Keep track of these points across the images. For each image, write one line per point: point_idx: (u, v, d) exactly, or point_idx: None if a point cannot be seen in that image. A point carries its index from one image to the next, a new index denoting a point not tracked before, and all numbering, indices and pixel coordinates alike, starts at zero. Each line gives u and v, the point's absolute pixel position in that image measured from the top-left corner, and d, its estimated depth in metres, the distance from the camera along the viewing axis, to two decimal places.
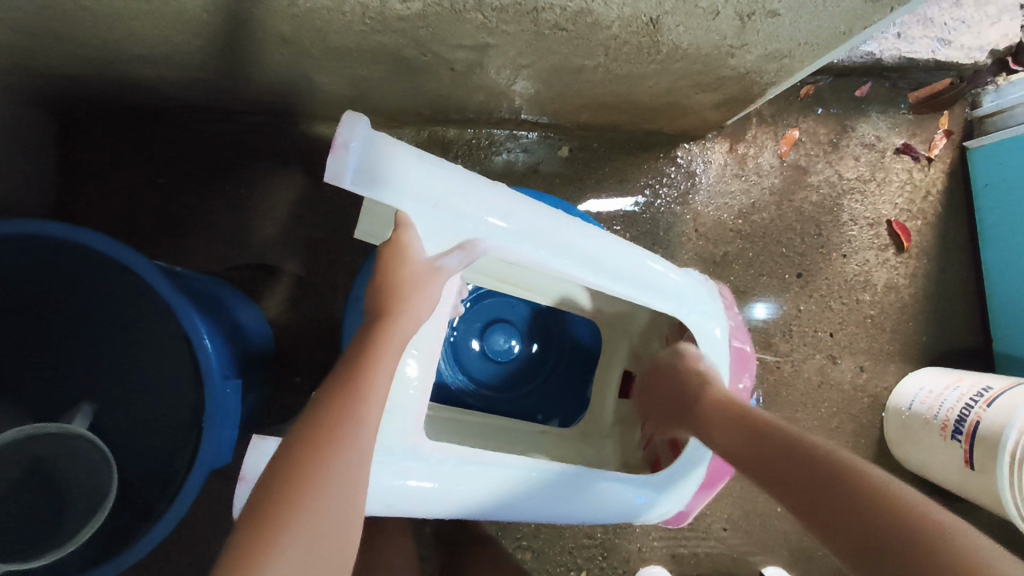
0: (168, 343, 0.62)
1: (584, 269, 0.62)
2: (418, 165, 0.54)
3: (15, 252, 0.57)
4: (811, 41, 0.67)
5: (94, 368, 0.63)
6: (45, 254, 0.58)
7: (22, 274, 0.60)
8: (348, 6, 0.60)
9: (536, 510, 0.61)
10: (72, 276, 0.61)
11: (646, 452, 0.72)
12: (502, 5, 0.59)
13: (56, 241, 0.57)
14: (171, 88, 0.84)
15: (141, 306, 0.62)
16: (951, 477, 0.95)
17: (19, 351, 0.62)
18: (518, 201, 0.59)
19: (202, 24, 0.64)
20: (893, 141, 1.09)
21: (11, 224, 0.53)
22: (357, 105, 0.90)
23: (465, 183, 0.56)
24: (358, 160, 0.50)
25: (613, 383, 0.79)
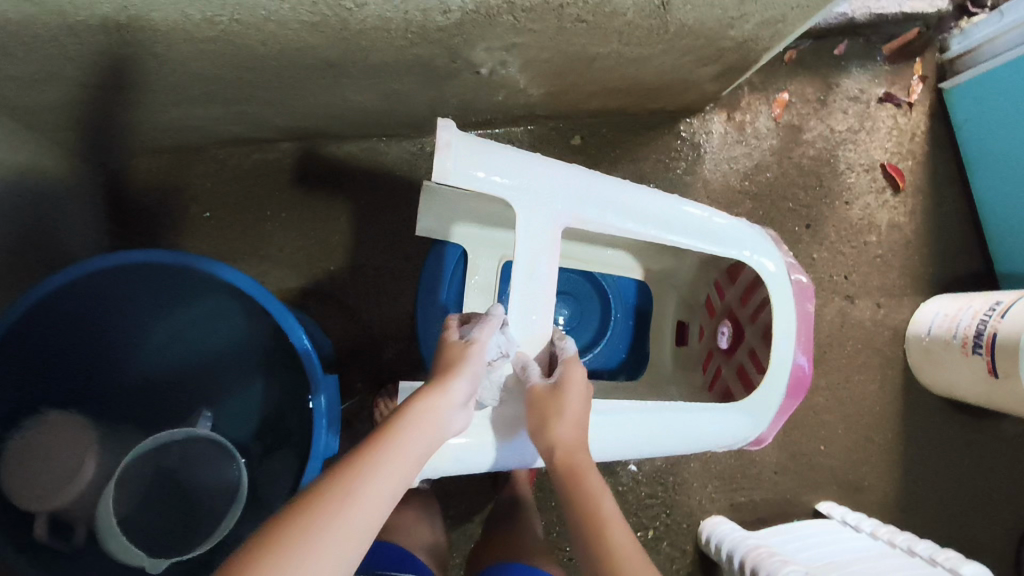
0: (274, 347, 0.71)
1: (648, 226, 0.68)
2: (502, 155, 0.62)
3: (131, 279, 0.66)
4: (801, 5, 0.75)
5: (212, 367, 0.76)
6: (156, 279, 0.67)
7: (142, 294, 0.69)
8: (393, 24, 0.65)
9: (639, 446, 0.66)
10: (187, 290, 0.69)
11: (716, 389, 0.79)
12: (532, 6, 0.66)
13: (173, 265, 0.65)
14: (214, 126, 0.90)
15: (247, 317, 0.70)
16: (977, 391, 1.03)
17: (144, 359, 0.74)
18: (578, 172, 0.66)
19: (259, 58, 0.70)
20: (875, 92, 1.17)
21: (139, 254, 0.62)
22: (385, 121, 0.96)
23: (533, 165, 0.63)
24: (452, 158, 0.58)
25: (668, 334, 0.88)
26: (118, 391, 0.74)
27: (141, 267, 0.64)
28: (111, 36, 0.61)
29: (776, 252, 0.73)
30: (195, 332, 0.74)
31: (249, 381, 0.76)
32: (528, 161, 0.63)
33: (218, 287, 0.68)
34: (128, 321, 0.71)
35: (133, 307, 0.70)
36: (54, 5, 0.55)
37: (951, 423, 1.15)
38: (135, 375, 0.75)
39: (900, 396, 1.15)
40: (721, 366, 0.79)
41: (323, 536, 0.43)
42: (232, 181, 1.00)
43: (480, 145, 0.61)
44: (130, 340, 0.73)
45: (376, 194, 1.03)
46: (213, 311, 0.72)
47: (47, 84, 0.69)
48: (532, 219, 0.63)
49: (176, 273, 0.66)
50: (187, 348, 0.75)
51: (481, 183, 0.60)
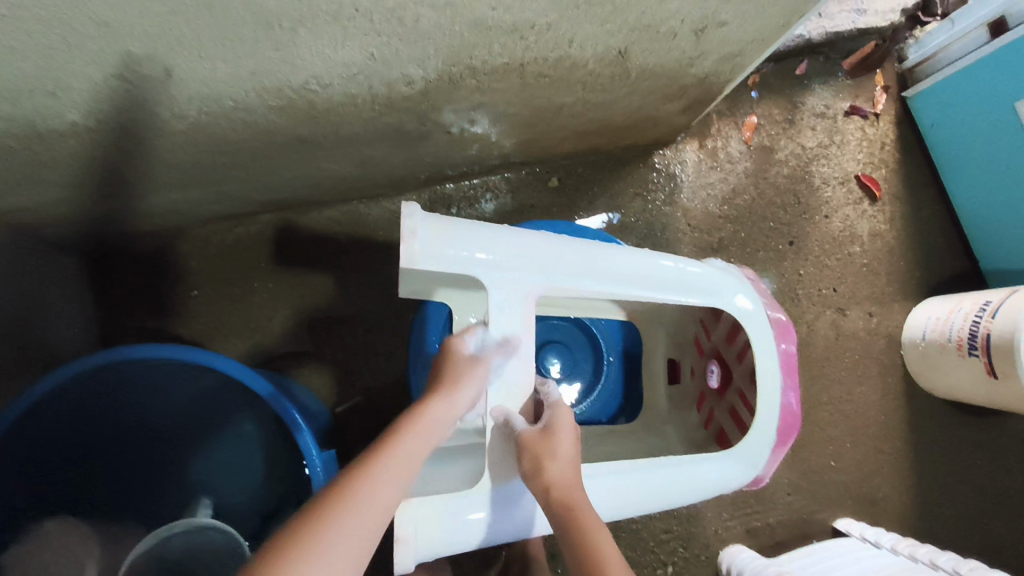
0: (269, 425, 0.70)
1: (623, 286, 0.68)
2: (472, 230, 0.62)
3: (123, 372, 0.67)
4: (756, 39, 0.77)
5: (204, 456, 0.74)
6: (147, 371, 0.68)
7: (135, 386, 0.69)
8: (360, 98, 0.67)
9: (634, 506, 0.65)
10: (179, 379, 0.70)
11: (711, 430, 0.79)
12: (494, 69, 0.67)
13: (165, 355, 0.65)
14: (193, 207, 0.91)
15: (240, 398, 0.70)
16: (978, 392, 1.02)
17: (136, 452, 0.73)
18: (548, 241, 0.66)
19: (232, 143, 0.71)
20: (840, 106, 1.20)
21: (129, 348, 0.62)
22: (363, 184, 0.97)
23: (506, 239, 0.63)
24: (420, 243, 0.59)
25: (659, 373, 0.87)
26: (107, 491, 0.72)
27: (131, 360, 0.65)
28: (84, 139, 0.62)
29: (756, 297, 0.73)
30: (187, 425, 0.73)
31: (243, 469, 0.74)
32: (501, 234, 0.64)
33: (210, 373, 0.69)
34: (119, 415, 0.71)
35: (125, 401, 0.70)
36: (24, 118, 0.55)
37: (958, 425, 1.14)
38: (127, 469, 0.73)
39: (905, 402, 1.15)
40: (714, 407, 0.79)
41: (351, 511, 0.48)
42: (215, 258, 1.01)
43: (450, 225, 0.61)
44: (123, 435, 0.72)
45: (361, 255, 1.03)
46: (205, 398, 0.72)
47: (24, 190, 0.70)
48: (510, 295, 0.64)
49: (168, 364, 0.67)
50: (178, 440, 0.74)
51: (451, 263, 0.61)
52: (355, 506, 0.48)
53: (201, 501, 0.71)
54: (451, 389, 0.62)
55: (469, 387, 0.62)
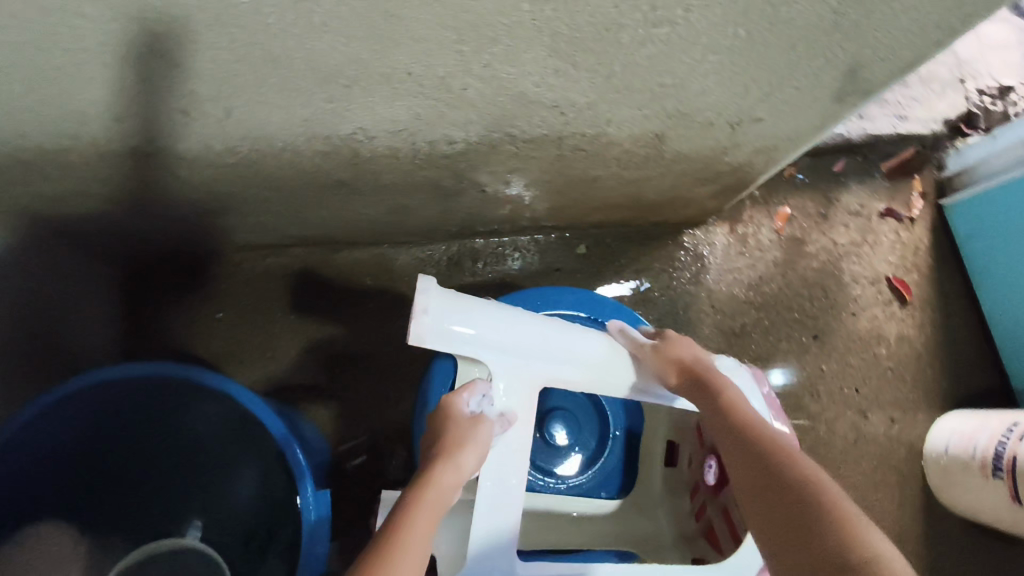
0: (269, 457, 0.70)
1: (621, 381, 0.70)
2: (487, 311, 0.64)
3: (144, 388, 0.68)
4: (791, 136, 0.78)
5: (203, 478, 0.75)
6: (166, 392, 0.69)
7: (145, 403, 0.71)
8: (403, 152, 0.70)
9: None
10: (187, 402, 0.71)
11: (702, 523, 0.78)
12: (533, 139, 0.70)
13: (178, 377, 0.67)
14: (231, 233, 0.94)
15: (244, 427, 0.71)
16: (1001, 517, 0.98)
17: (138, 466, 0.74)
18: (558, 327, 0.67)
19: (276, 180, 0.74)
20: (875, 207, 1.20)
21: (146, 366, 0.64)
22: (395, 230, 1.00)
23: (520, 321, 0.65)
24: (431, 320, 0.60)
25: (658, 453, 0.87)
26: (108, 500, 0.73)
27: (156, 378, 0.66)
28: (140, 161, 0.65)
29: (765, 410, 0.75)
30: (191, 446, 0.74)
31: (241, 503, 0.74)
32: (515, 314, 0.65)
33: (219, 399, 0.69)
34: (127, 428, 0.72)
35: (135, 416, 0.72)
36: (89, 138, 0.59)
37: (978, 549, 1.09)
38: (128, 482, 0.74)
39: (923, 518, 1.10)
40: (708, 503, 0.77)
41: None
42: (245, 284, 1.04)
43: (466, 302, 0.62)
44: (129, 448, 0.73)
45: (385, 299, 1.05)
46: (215, 427, 0.72)
47: (77, 201, 0.74)
48: (515, 382, 0.66)
49: (188, 388, 0.68)
50: (182, 459, 0.75)
51: (458, 341, 0.62)
52: None
53: (193, 523, 0.75)
54: (451, 455, 0.62)
55: (471, 450, 0.62)
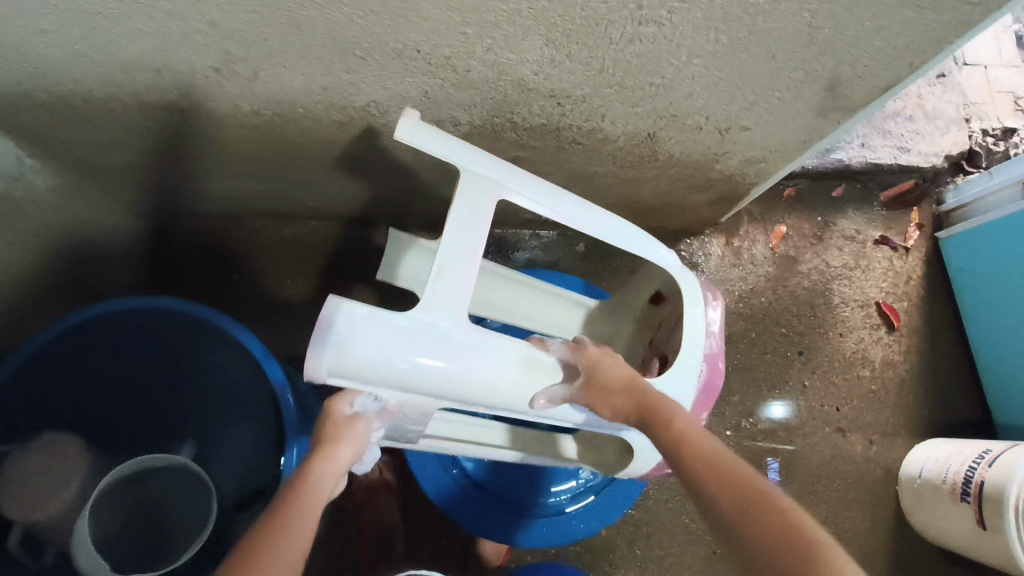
0: (262, 398, 0.76)
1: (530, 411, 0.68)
2: (408, 326, 0.59)
3: (170, 323, 0.75)
4: (779, 149, 0.83)
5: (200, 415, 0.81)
6: (188, 331, 0.75)
7: (155, 339, 0.77)
8: None
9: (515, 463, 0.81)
10: (193, 340, 0.76)
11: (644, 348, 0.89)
12: (533, 127, 0.76)
13: (189, 314, 0.73)
14: (252, 198, 1.01)
15: (242, 369, 0.76)
16: (967, 543, 0.99)
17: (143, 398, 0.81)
18: (486, 348, 0.63)
19: (296, 146, 0.81)
20: (870, 233, 1.23)
21: (161, 300, 0.70)
22: (404, 210, 1.06)
23: (439, 356, 0.60)
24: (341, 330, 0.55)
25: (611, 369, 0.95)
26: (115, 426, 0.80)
27: (182, 313, 0.73)
28: (174, 116, 0.72)
29: (703, 341, 0.78)
30: (193, 384, 0.80)
31: (237, 448, 0.80)
32: (439, 346, 0.60)
33: (221, 339, 0.75)
34: (136, 362, 0.78)
35: (144, 351, 0.77)
36: (132, 87, 0.66)
37: None
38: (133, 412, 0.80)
39: (893, 540, 1.11)
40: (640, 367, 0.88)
41: None
42: (260, 250, 1.11)
43: (384, 325, 0.57)
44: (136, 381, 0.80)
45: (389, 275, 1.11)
46: (225, 374, 0.78)
47: (115, 150, 0.81)
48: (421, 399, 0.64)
49: (208, 330, 0.75)
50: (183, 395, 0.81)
51: (369, 356, 0.57)
52: None
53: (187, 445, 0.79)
54: (328, 448, 0.62)
55: (347, 446, 0.63)
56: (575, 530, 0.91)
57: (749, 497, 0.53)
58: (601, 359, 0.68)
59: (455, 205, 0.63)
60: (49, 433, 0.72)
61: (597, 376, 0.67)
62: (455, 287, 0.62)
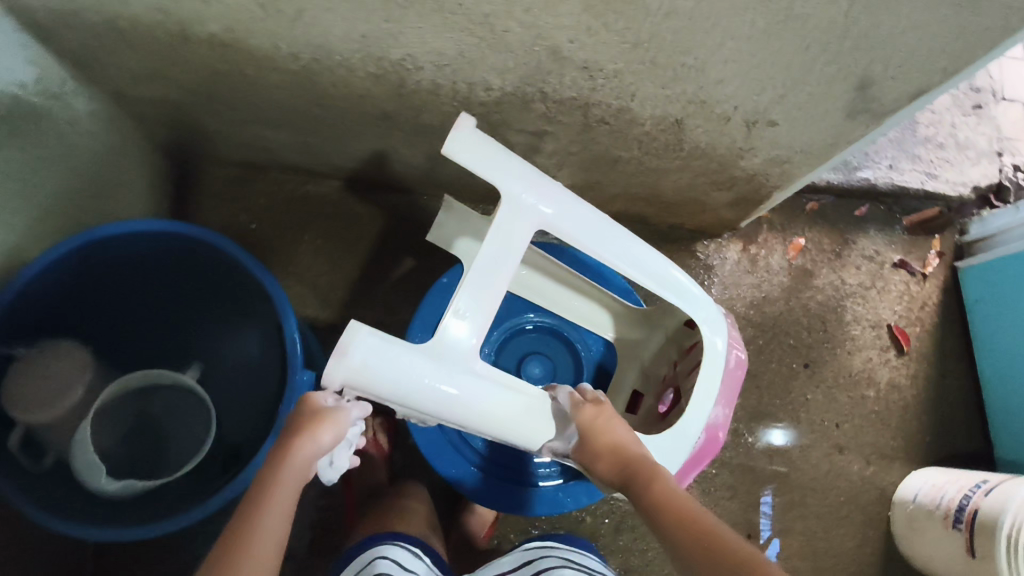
0: (272, 334, 0.77)
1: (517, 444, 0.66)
2: (413, 359, 0.56)
3: (194, 257, 0.77)
4: (805, 150, 0.83)
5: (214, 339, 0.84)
6: (210, 266, 0.77)
7: (175, 265, 0.78)
8: (443, 90, 0.77)
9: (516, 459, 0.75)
10: (210, 271, 0.78)
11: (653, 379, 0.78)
12: (562, 99, 0.76)
13: (207, 245, 0.74)
14: (280, 150, 1.03)
15: (255, 304, 0.78)
16: (954, 571, 0.98)
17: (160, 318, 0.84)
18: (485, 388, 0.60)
19: (329, 98, 0.82)
20: (890, 256, 1.23)
21: (181, 228, 0.71)
22: (428, 179, 1.08)
23: (450, 390, 0.58)
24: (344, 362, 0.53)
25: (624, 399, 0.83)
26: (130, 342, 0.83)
27: (205, 248, 0.74)
28: (215, 53, 0.74)
29: (708, 409, 0.68)
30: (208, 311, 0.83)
31: (245, 382, 0.84)
32: (452, 377, 0.58)
33: (236, 273, 0.76)
34: (157, 284, 0.81)
35: (164, 275, 0.80)
36: (179, 17, 0.68)
37: None
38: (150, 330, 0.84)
39: (880, 562, 1.11)
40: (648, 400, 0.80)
41: None
42: (282, 203, 1.13)
43: (402, 353, 0.55)
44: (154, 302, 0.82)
45: (406, 243, 1.13)
46: (241, 309, 0.81)
47: (154, 83, 0.83)
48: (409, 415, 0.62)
49: (228, 268, 0.76)
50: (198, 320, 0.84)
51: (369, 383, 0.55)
52: None
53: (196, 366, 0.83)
54: (306, 435, 0.59)
55: (329, 432, 0.59)
56: (564, 502, 0.88)
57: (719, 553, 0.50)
58: (594, 419, 0.64)
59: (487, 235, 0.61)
60: (58, 342, 0.74)
61: (597, 429, 0.64)
62: (475, 326, 0.61)
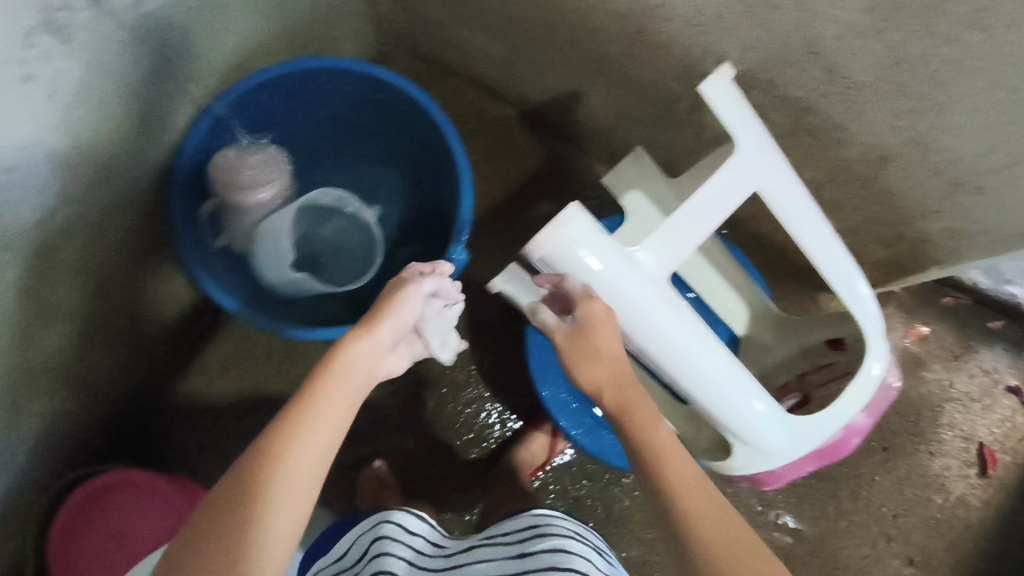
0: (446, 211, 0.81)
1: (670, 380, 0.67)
2: (614, 253, 0.60)
3: (403, 121, 0.80)
4: (994, 232, 0.82)
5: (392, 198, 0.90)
6: (416, 128, 0.81)
7: (385, 120, 0.83)
8: (675, 49, 0.80)
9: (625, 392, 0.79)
10: (415, 134, 0.82)
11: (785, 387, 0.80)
12: (783, 96, 0.78)
13: (421, 108, 0.77)
14: (479, 60, 1.08)
15: (442, 177, 0.81)
16: None
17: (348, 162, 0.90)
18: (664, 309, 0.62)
19: (561, 21, 0.86)
20: (1007, 378, 1.19)
21: (406, 83, 0.75)
22: (598, 136, 1.11)
23: (631, 296, 0.61)
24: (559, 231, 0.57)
25: None
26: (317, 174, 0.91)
27: (420, 115, 0.78)
28: None
29: (850, 410, 0.68)
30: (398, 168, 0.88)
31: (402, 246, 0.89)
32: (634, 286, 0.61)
33: (435, 143, 0.79)
34: (362, 130, 0.86)
35: (373, 124, 0.85)
36: None
37: None
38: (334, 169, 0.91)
39: None
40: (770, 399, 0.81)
41: (280, 478, 0.54)
42: (455, 111, 1.18)
43: (605, 245, 0.59)
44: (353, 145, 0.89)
45: (551, 187, 1.17)
46: (426, 179, 0.85)
47: None
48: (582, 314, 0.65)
49: (433, 139, 0.80)
50: (386, 175, 0.90)
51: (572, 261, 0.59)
52: (280, 472, 0.54)
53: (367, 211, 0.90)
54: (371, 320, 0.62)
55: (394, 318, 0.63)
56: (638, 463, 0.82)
57: (693, 512, 0.54)
58: (600, 320, 0.61)
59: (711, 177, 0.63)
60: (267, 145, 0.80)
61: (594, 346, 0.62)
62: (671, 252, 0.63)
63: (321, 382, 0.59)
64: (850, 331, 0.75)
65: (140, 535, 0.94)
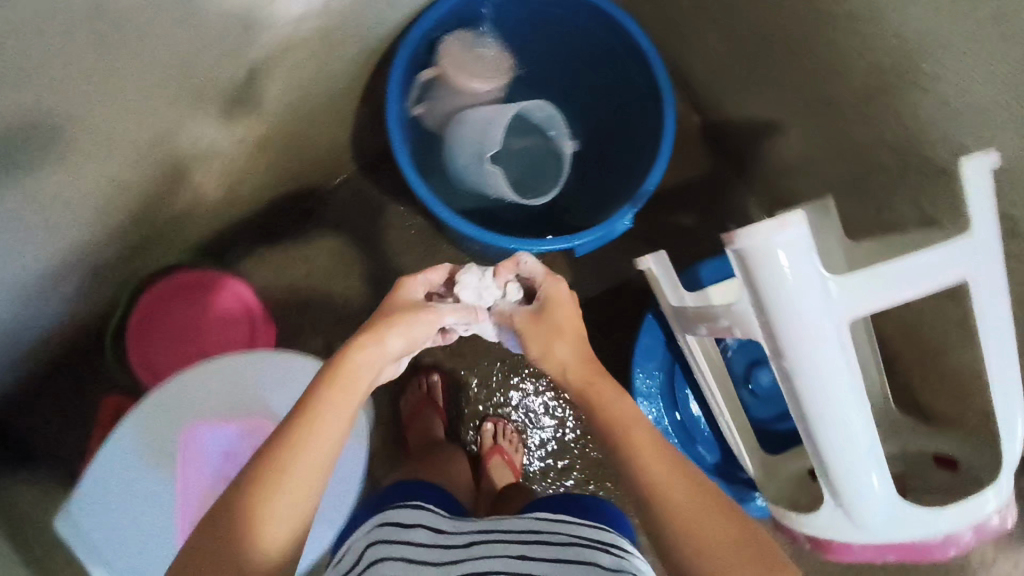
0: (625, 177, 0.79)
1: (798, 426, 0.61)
2: (811, 272, 0.55)
3: (627, 70, 0.78)
4: None
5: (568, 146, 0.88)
6: (630, 87, 0.79)
7: (600, 69, 0.81)
8: (912, 119, 0.78)
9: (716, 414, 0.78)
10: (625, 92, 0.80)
11: None
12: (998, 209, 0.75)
13: (648, 69, 0.75)
14: (693, 56, 1.08)
15: (635, 144, 0.79)
16: None
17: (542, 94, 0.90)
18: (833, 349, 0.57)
19: (807, 49, 0.85)
20: None
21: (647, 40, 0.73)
22: (771, 175, 1.09)
23: (810, 320, 0.56)
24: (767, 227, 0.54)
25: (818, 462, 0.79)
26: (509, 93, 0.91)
27: (644, 69, 0.76)
28: None
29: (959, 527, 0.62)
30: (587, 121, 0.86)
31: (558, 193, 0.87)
32: (816, 314, 0.56)
33: (644, 108, 0.78)
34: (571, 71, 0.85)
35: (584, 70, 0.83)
36: None
37: None
38: None
39: None
40: None
41: (292, 473, 0.50)
42: None
43: (805, 262, 0.55)
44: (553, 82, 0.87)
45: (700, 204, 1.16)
46: (613, 141, 0.83)
47: None
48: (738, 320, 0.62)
49: (644, 98, 0.78)
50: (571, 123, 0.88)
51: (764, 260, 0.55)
52: (294, 464, 0.50)
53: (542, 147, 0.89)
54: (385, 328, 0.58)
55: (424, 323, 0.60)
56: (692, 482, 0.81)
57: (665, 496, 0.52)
58: (555, 297, 0.64)
59: (937, 246, 0.57)
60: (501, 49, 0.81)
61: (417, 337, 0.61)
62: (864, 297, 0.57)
63: (333, 383, 0.55)
64: (988, 462, 0.68)
65: (214, 341, 0.95)
